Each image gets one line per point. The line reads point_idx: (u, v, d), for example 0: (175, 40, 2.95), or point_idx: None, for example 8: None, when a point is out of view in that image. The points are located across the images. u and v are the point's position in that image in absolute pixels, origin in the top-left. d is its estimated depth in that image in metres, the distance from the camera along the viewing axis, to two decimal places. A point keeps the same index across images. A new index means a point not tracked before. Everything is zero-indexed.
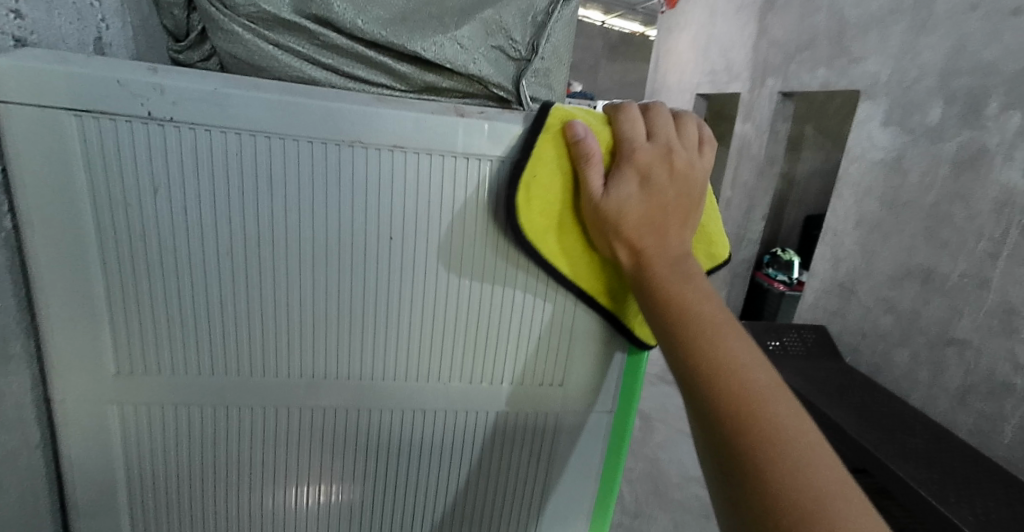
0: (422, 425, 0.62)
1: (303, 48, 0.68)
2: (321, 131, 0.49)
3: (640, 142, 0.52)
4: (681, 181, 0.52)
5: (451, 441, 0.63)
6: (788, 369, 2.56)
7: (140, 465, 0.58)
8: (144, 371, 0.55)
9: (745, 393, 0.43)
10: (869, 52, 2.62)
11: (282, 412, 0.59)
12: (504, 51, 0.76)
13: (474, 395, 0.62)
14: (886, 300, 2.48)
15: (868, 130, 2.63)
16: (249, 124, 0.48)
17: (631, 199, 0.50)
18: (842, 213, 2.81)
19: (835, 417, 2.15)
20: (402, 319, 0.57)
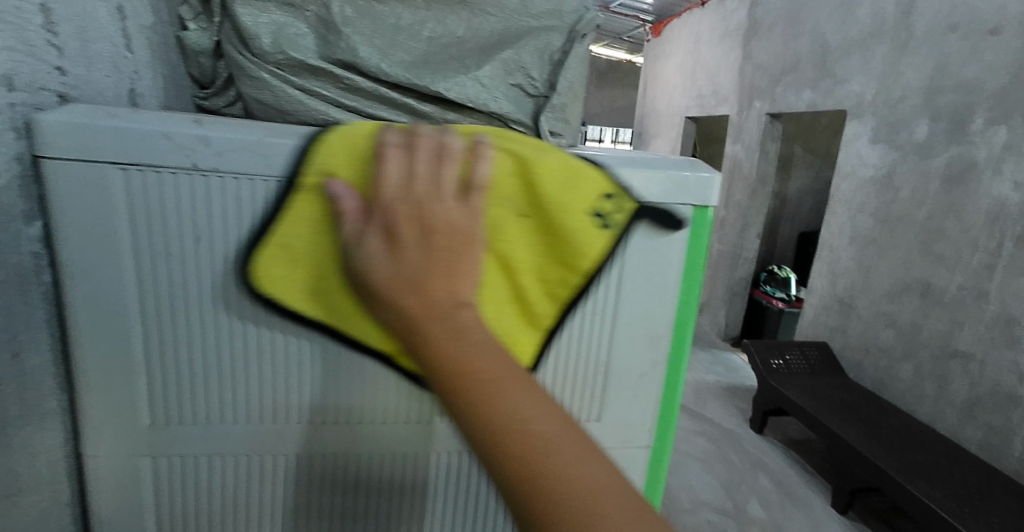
0: (383, 489, 0.60)
1: (328, 92, 0.69)
2: None
3: (389, 182, 0.44)
4: (435, 218, 0.42)
5: (373, 495, 0.60)
6: (793, 386, 2.54)
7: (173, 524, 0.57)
8: (179, 422, 0.53)
9: (519, 452, 0.35)
10: (853, 74, 2.69)
11: (316, 459, 0.57)
12: (523, 89, 0.77)
13: (303, 432, 0.56)
14: (886, 315, 2.48)
15: (857, 148, 2.68)
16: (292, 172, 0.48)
17: (380, 259, 0.42)
18: (836, 229, 2.83)
19: (843, 435, 2.12)
20: (361, 388, 0.55)
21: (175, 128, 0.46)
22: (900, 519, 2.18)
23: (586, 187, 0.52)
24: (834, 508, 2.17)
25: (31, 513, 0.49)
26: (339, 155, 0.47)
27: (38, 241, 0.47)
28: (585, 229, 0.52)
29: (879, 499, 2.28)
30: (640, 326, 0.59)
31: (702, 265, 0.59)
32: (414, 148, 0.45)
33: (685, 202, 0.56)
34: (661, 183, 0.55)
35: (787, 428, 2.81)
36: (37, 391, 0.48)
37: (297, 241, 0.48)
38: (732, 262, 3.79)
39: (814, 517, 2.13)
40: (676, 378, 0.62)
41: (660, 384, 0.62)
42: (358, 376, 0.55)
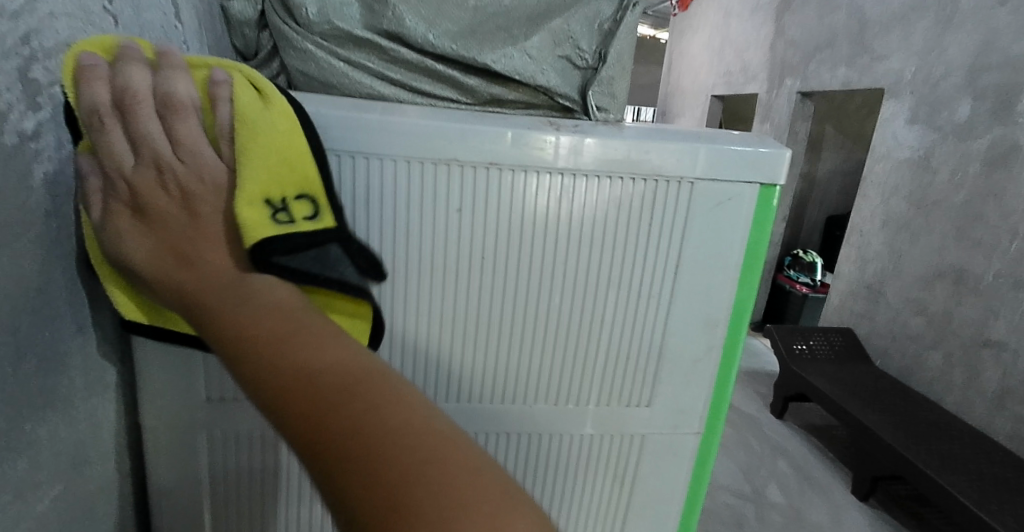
0: (215, 481, 0.56)
1: (373, 64, 0.68)
2: (420, 151, 0.50)
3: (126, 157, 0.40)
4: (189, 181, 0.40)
5: (201, 489, 0.56)
6: (816, 372, 2.50)
7: (215, 495, 0.57)
8: (233, 399, 0.53)
9: (317, 418, 0.31)
10: (892, 50, 2.58)
11: None
12: (570, 61, 0.75)
13: (147, 398, 0.53)
14: (917, 302, 2.42)
15: (894, 129, 2.58)
16: (349, 146, 0.49)
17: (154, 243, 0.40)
18: (867, 213, 2.75)
19: (868, 422, 2.08)
20: (181, 380, 0.52)
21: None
22: (923, 508, 2.14)
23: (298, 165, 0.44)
24: (856, 495, 2.14)
25: (98, 480, 0.48)
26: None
27: None
28: (246, 209, 0.40)
29: (902, 487, 2.25)
30: (694, 311, 0.57)
31: (765, 246, 0.56)
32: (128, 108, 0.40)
33: (751, 180, 0.54)
34: (727, 160, 0.53)
35: (808, 414, 2.77)
36: (101, 360, 0.48)
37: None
38: None
39: (834, 504, 2.11)
40: (731, 364, 0.60)
41: (715, 370, 0.60)
42: (189, 361, 0.52)
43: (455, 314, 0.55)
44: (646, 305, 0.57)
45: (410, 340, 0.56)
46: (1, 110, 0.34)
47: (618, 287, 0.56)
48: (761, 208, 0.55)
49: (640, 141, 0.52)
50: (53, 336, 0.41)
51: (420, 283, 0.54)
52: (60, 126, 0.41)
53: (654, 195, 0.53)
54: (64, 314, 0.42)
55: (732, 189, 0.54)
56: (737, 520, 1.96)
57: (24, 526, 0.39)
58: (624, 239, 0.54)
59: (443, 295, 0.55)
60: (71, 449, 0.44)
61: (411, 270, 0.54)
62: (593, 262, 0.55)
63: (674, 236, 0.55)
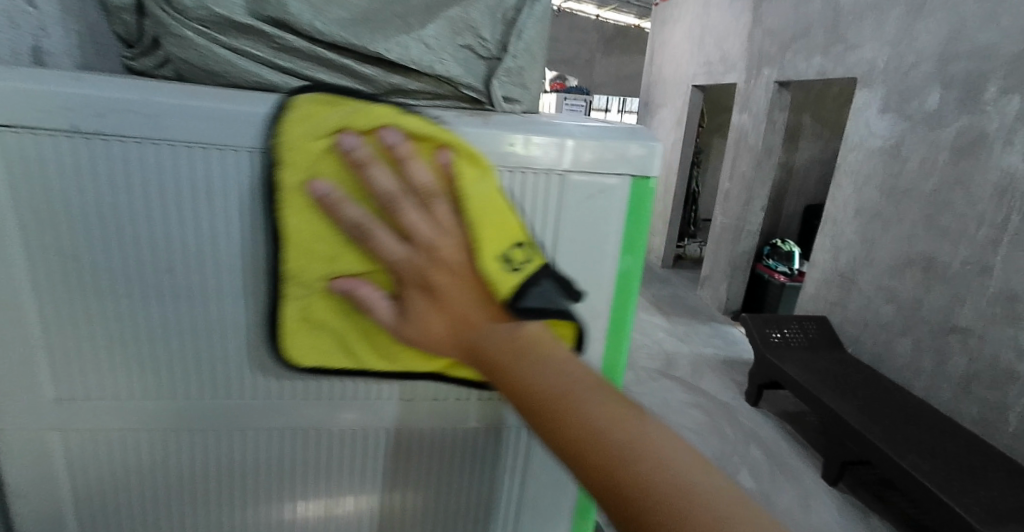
0: (88, 480, 0.56)
1: (260, 52, 0.66)
2: (263, 141, 0.49)
3: (391, 247, 0.43)
4: (435, 253, 0.43)
5: (68, 491, 0.56)
6: (789, 360, 2.52)
7: (92, 500, 0.57)
8: (85, 398, 0.54)
9: (618, 470, 0.33)
10: (865, 39, 2.58)
11: (253, 436, 0.58)
12: (473, 50, 0.73)
13: (342, 407, 0.59)
14: (888, 290, 2.44)
15: (867, 118, 2.59)
16: (184, 135, 0.48)
17: (429, 319, 0.43)
18: (841, 202, 2.77)
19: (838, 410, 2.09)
20: (28, 380, 0.52)
21: (82, 92, 0.46)
22: (891, 491, 2.17)
23: (509, 216, 0.47)
24: (824, 479, 2.17)
25: None
26: (308, 241, 0.48)
27: None
28: (490, 266, 0.44)
29: (869, 471, 2.29)
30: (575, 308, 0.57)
31: (643, 242, 0.57)
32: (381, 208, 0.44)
33: (621, 173, 0.54)
34: (594, 152, 0.53)
35: (782, 402, 2.80)
36: None
37: (289, 318, 0.51)
38: (735, 236, 3.73)
39: (804, 489, 2.13)
40: (617, 359, 0.61)
41: (600, 364, 0.60)
42: (35, 357, 0.52)
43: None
44: None
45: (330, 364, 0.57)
46: None
47: None
48: (635, 200, 0.55)
49: (508, 130, 0.51)
50: None
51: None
52: None
53: (522, 188, 0.52)
54: None
55: (603, 183, 0.54)
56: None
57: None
58: None
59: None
60: None
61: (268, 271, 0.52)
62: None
63: (547, 231, 0.54)
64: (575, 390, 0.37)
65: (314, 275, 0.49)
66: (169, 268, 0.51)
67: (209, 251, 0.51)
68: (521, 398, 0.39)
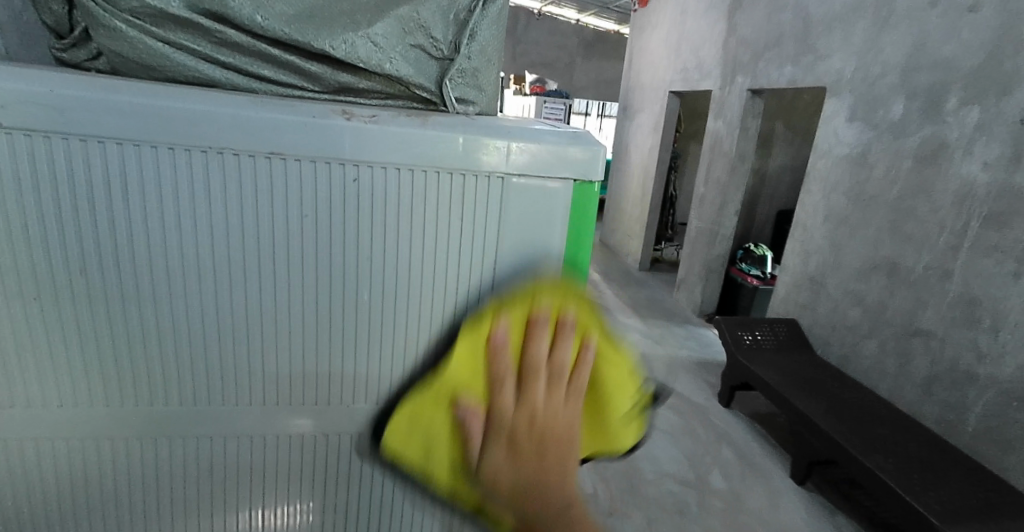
0: (12, 478, 0.57)
1: (199, 47, 0.65)
2: (183, 137, 0.49)
3: (513, 401, 0.49)
4: (556, 425, 0.50)
5: None
6: (760, 362, 2.56)
7: (23, 498, 0.58)
8: (10, 403, 0.55)
9: None
10: (833, 49, 2.64)
11: (180, 443, 0.59)
12: (425, 51, 0.73)
13: (297, 412, 0.60)
14: (855, 294, 2.49)
15: (835, 126, 2.65)
16: (99, 130, 0.48)
17: (507, 476, 0.48)
18: (811, 207, 2.82)
19: (806, 411, 2.12)
20: None
21: (7, 86, 0.46)
22: (855, 490, 2.22)
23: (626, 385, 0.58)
24: (793, 479, 2.20)
25: None
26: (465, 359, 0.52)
27: None
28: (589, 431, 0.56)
29: (836, 471, 2.33)
30: None
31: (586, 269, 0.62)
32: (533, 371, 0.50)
33: (563, 177, 0.57)
34: (536, 156, 0.55)
35: (753, 403, 2.84)
36: None
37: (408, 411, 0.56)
38: (710, 240, 3.78)
39: (773, 488, 2.17)
40: None
41: None
42: None
43: (264, 312, 0.56)
44: (460, 299, 0.59)
45: (277, 364, 0.58)
46: None
47: (435, 281, 0.58)
48: (575, 205, 0.58)
49: (440, 132, 0.53)
50: None
51: (220, 283, 0.54)
52: None
53: (460, 190, 0.55)
54: None
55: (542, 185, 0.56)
56: (678, 507, 1.98)
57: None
58: (433, 233, 0.56)
59: (245, 295, 0.55)
60: None
61: (200, 269, 0.53)
62: (409, 258, 0.56)
63: (490, 232, 0.57)
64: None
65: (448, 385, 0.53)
66: (98, 264, 0.52)
67: (138, 247, 0.52)
68: None
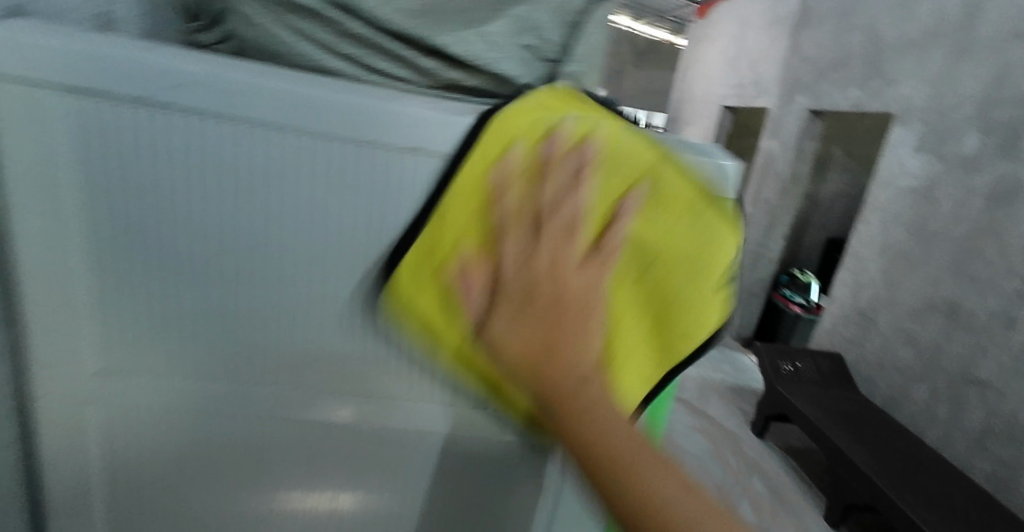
0: (123, 469, 0.54)
1: (323, 36, 0.66)
2: (336, 129, 0.46)
3: (510, 250, 0.44)
4: (566, 277, 0.43)
5: (100, 480, 0.54)
6: (799, 393, 2.45)
7: (133, 490, 0.55)
8: (132, 396, 0.51)
9: None
10: (904, 76, 2.53)
11: (278, 437, 0.56)
12: (535, 51, 0.71)
13: (390, 411, 0.56)
14: (908, 333, 2.38)
15: (899, 155, 2.53)
16: (258, 116, 0.45)
17: (513, 333, 0.43)
18: (867, 238, 2.71)
19: (845, 450, 2.02)
20: (72, 365, 0.49)
21: (176, 63, 0.44)
22: None
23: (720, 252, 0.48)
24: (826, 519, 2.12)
25: None
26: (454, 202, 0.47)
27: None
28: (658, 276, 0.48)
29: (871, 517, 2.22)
30: None
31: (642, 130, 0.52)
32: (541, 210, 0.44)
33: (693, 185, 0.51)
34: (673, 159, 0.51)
35: (787, 435, 2.74)
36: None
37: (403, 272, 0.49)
38: (754, 262, 3.68)
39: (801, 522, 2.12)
40: None
41: None
42: (70, 340, 0.48)
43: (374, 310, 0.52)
44: None
45: (378, 360, 0.54)
46: None
47: None
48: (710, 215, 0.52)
49: None
50: None
51: (341, 274, 0.50)
52: None
53: None
54: None
55: None
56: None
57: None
58: None
59: (366, 290, 0.51)
60: None
61: (327, 258, 0.50)
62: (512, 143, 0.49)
63: None
64: (640, 458, 0.40)
65: (441, 236, 0.48)
66: (238, 252, 0.48)
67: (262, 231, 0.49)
68: (587, 449, 0.40)
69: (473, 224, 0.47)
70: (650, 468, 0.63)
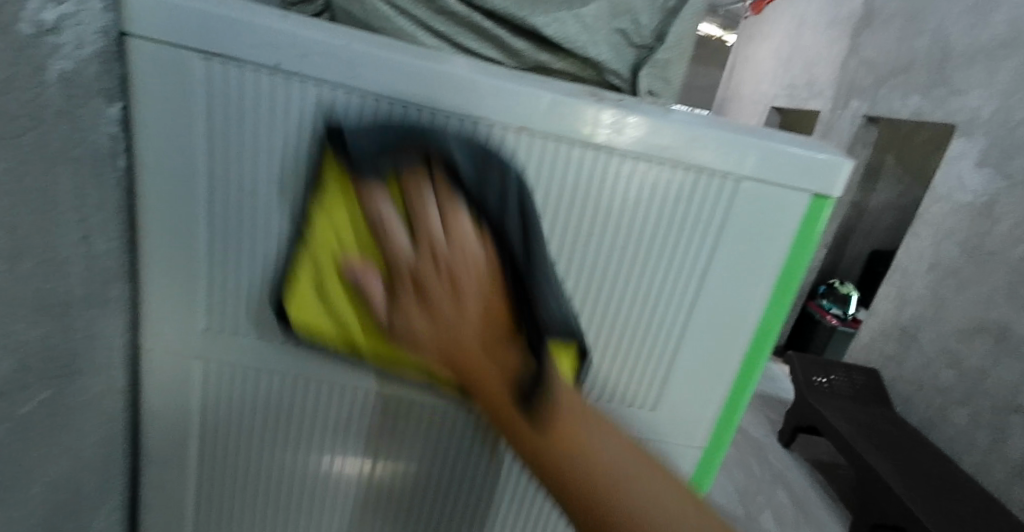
0: (214, 415, 0.55)
1: (419, 13, 0.66)
2: (446, 104, 0.45)
3: (395, 249, 0.38)
4: (455, 259, 0.37)
5: (196, 426, 0.55)
6: (830, 406, 2.28)
7: (224, 439, 0.56)
8: (233, 349, 0.52)
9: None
10: (971, 86, 2.25)
11: (351, 403, 0.55)
12: (626, 36, 0.69)
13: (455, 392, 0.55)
14: (951, 354, 2.16)
15: (959, 170, 2.26)
16: (373, 87, 0.44)
17: (419, 327, 0.38)
18: (914, 252, 2.46)
19: (877, 469, 1.86)
20: (187, 313, 0.51)
21: (301, 32, 0.42)
22: None
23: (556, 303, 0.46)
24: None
25: (87, 393, 0.47)
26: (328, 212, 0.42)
27: (122, 146, 0.45)
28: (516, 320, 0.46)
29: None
30: (717, 315, 0.53)
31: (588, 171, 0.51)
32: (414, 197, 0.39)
33: (804, 188, 0.48)
34: (785, 160, 0.47)
35: (816, 449, 2.52)
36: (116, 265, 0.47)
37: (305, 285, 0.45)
38: None
39: None
40: (748, 380, 0.56)
41: (727, 391, 0.56)
42: (187, 288, 0.50)
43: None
44: (668, 302, 0.53)
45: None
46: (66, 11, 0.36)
47: (641, 277, 0.52)
48: (808, 223, 0.50)
49: (692, 126, 0.47)
50: (54, 242, 0.38)
51: None
52: (83, 24, 0.38)
53: (694, 188, 0.48)
54: (71, 219, 0.40)
55: (782, 195, 0.48)
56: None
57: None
58: (655, 230, 0.50)
59: None
60: (65, 357, 0.42)
61: None
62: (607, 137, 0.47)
63: (706, 238, 0.50)
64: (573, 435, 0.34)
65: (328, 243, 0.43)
66: None
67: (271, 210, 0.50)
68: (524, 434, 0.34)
69: (351, 228, 0.42)
70: (714, 468, 0.61)
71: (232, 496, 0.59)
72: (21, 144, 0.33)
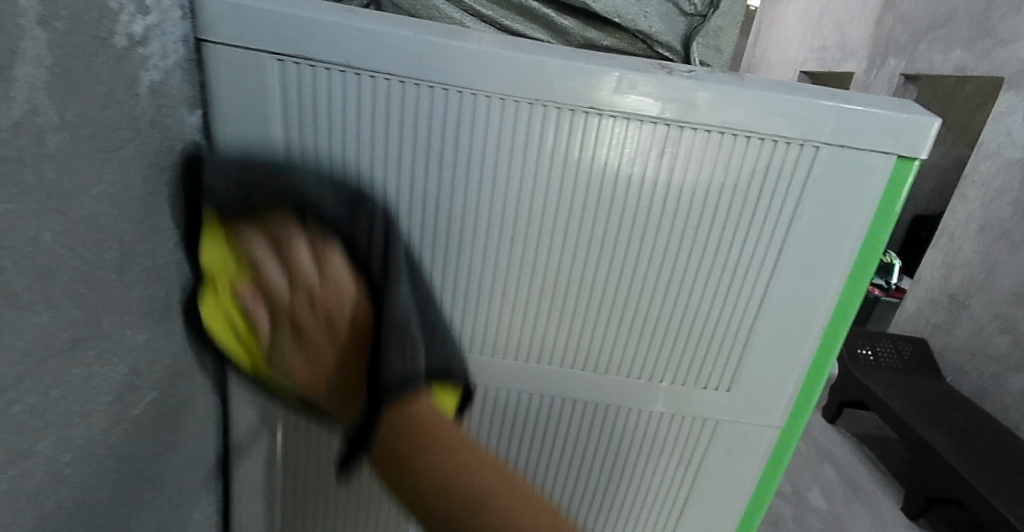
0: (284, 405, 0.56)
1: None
2: (515, 88, 0.45)
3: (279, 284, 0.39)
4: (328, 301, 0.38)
5: (281, 418, 0.57)
6: (877, 379, 2.17)
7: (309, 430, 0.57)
8: None
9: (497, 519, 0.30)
10: (1018, 34, 2.08)
11: None
12: (676, 5, 0.64)
13: (523, 375, 0.57)
14: (1005, 319, 2.03)
15: (1009, 124, 2.10)
16: (444, 79, 0.45)
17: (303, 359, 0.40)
18: (961, 215, 2.31)
19: (932, 442, 1.78)
20: None
21: (374, 27, 0.43)
22: None
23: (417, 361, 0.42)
24: (902, 513, 1.84)
25: (186, 393, 0.49)
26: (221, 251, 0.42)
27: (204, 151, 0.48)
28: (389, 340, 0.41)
29: (959, 513, 1.90)
30: (792, 293, 0.52)
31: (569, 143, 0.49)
32: (286, 236, 0.38)
33: (888, 152, 0.46)
34: (862, 125, 0.45)
35: (862, 423, 2.36)
36: None
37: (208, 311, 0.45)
38: None
39: (878, 515, 1.81)
40: (826, 357, 0.55)
41: (804, 369, 0.55)
42: None
43: (473, 266, 0.52)
44: (740, 280, 0.52)
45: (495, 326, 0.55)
46: (151, 25, 0.36)
47: (713, 257, 0.51)
48: (891, 188, 0.48)
49: (765, 96, 0.45)
50: (153, 249, 0.40)
51: (503, 239, 0.51)
52: (168, 33, 0.39)
53: (768, 159, 0.47)
54: (164, 226, 0.41)
55: (863, 159, 0.47)
56: (769, 519, 1.64)
57: (112, 439, 0.38)
58: (727, 208, 0.49)
59: (523, 256, 0.52)
60: (166, 361, 0.44)
61: (497, 222, 0.50)
62: (664, 119, 0.46)
63: (783, 213, 0.49)
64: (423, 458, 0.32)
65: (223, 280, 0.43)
66: (422, 215, 0.50)
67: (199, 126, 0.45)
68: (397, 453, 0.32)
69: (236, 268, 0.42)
70: (790, 450, 0.60)
71: (314, 485, 0.60)
72: (123, 155, 0.35)
